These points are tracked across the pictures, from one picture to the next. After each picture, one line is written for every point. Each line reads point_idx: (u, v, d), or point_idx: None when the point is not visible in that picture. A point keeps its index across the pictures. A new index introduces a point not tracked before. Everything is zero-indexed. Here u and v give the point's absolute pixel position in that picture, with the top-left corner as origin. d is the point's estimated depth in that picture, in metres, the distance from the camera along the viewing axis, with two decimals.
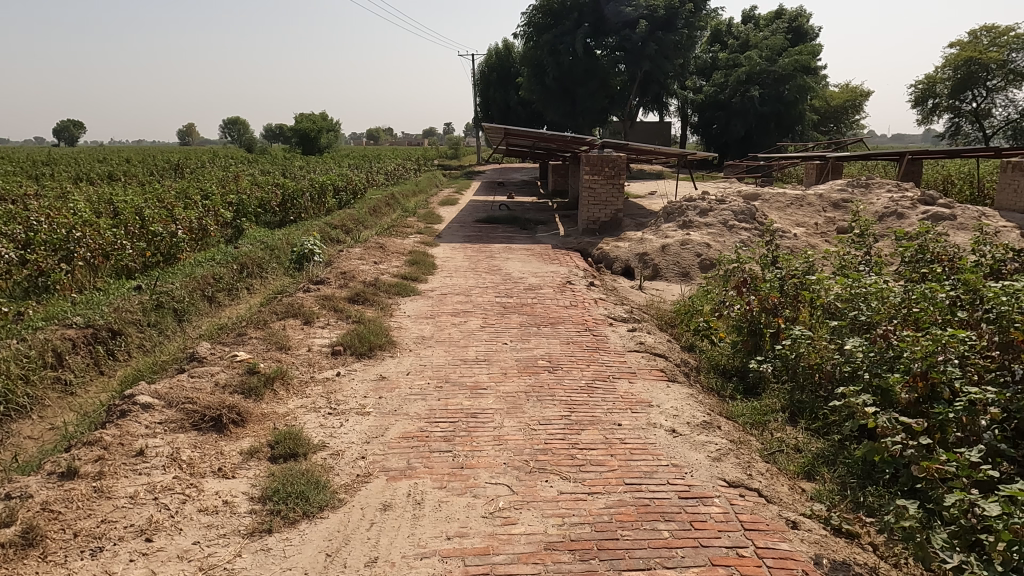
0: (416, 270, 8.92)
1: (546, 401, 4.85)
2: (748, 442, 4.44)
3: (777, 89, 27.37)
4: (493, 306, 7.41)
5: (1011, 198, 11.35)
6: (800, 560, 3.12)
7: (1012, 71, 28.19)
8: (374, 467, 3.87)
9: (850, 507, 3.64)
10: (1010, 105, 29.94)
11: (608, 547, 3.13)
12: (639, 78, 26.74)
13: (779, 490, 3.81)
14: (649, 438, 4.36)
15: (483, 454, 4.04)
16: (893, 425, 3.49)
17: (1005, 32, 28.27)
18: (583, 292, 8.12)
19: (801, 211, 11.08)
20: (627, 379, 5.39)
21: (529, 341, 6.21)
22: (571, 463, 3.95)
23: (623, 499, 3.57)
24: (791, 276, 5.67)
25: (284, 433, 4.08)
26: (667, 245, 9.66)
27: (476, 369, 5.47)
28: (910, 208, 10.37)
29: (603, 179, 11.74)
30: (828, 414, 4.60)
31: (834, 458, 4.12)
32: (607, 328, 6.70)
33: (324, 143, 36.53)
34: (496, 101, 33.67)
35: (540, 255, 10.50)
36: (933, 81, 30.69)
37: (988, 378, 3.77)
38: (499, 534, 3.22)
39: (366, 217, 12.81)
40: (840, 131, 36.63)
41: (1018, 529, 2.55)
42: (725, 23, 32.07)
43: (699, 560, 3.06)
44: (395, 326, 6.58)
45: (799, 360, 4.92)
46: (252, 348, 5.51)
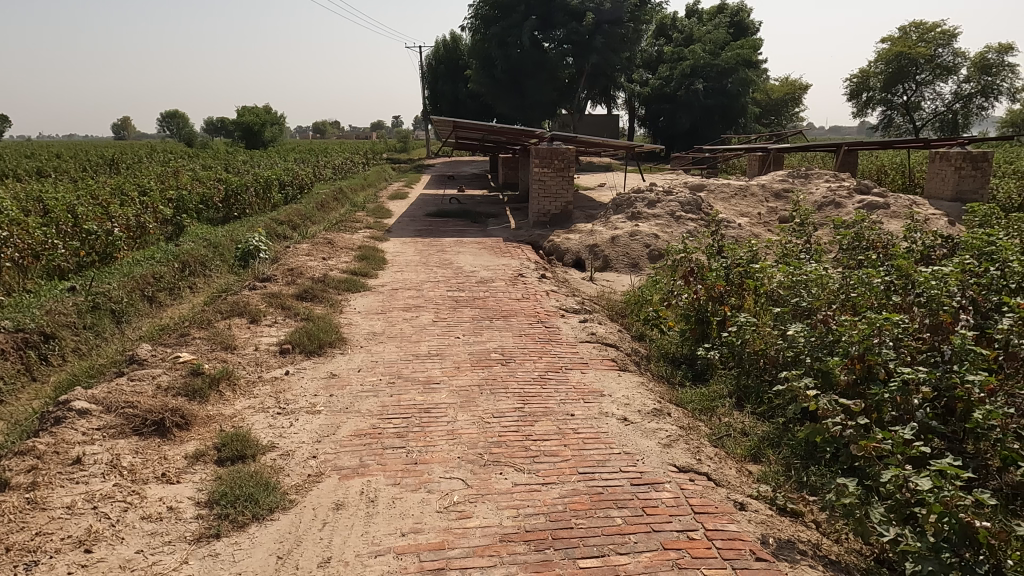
0: (365, 266, 8.80)
1: (498, 394, 4.87)
2: (697, 428, 4.55)
3: (720, 82, 28.01)
4: (445, 301, 7.36)
5: (939, 186, 11.87)
6: (747, 540, 3.22)
7: (939, 66, 29.80)
8: (325, 466, 3.81)
9: (794, 486, 3.80)
10: (937, 97, 31.48)
11: (563, 536, 3.17)
12: (587, 70, 26.89)
13: (727, 473, 3.92)
14: (601, 427, 4.42)
15: (437, 449, 4.01)
16: (833, 407, 3.65)
17: (933, 28, 29.64)
18: (533, 284, 8.17)
19: (745, 202, 11.36)
20: (579, 369, 5.45)
21: (481, 335, 6.20)
22: (524, 455, 3.97)
23: (577, 488, 3.61)
24: (736, 265, 5.86)
25: (230, 435, 3.97)
26: (616, 236, 9.77)
27: (428, 364, 5.43)
28: (847, 197, 10.73)
29: (553, 171, 11.78)
30: (772, 398, 4.78)
31: (778, 441, 4.28)
32: (559, 320, 6.75)
33: (267, 137, 35.64)
34: (445, 93, 33.17)
35: (491, 249, 10.49)
36: (867, 75, 31.91)
37: (920, 358, 4.01)
38: (453, 528, 3.22)
39: (314, 212, 12.52)
40: (780, 123, 37.73)
41: (947, 502, 2.70)
42: (669, 17, 32.59)
43: (651, 545, 3.11)
44: (345, 322, 6.48)
45: (744, 346, 5.07)
46: (195, 348, 5.34)
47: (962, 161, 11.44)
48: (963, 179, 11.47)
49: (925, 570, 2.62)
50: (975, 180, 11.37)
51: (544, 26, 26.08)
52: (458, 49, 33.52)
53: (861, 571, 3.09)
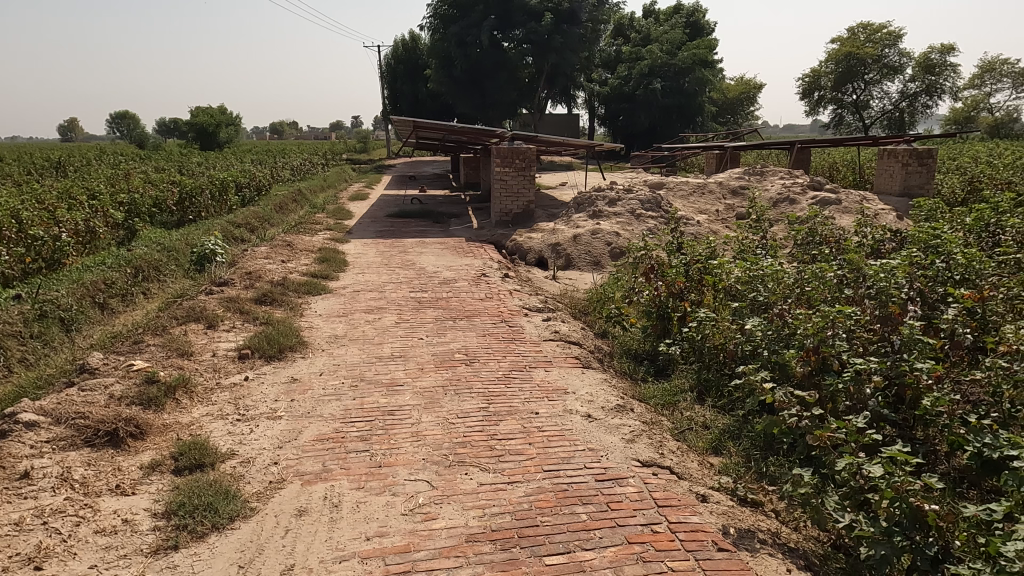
0: (326, 268, 8.68)
1: (462, 394, 4.85)
2: (659, 422, 4.62)
3: (677, 81, 28.62)
4: (408, 302, 7.31)
5: (888, 182, 12.25)
6: (710, 531, 3.28)
7: (886, 66, 30.77)
8: (287, 472, 3.75)
9: (754, 477, 3.90)
10: (885, 96, 32.55)
11: (529, 534, 3.18)
12: (546, 70, 26.98)
13: (689, 466, 3.99)
14: (566, 424, 4.44)
15: (401, 451, 3.99)
16: (789, 399, 3.75)
17: (880, 30, 30.45)
18: (496, 284, 8.17)
19: (703, 199, 11.55)
20: (543, 367, 5.48)
21: (444, 335, 6.18)
22: (489, 454, 3.97)
23: (542, 486, 3.62)
24: (695, 261, 5.97)
25: (188, 444, 3.88)
26: (578, 235, 9.84)
27: (392, 366, 5.39)
28: (801, 194, 11.01)
29: (514, 171, 11.79)
30: (732, 391, 4.89)
31: (738, 433, 4.38)
32: (522, 319, 6.76)
33: (222, 138, 34.90)
34: (405, 94, 33.00)
35: (453, 249, 10.45)
36: (818, 75, 32.77)
37: (871, 349, 4.15)
38: (419, 531, 3.20)
39: (272, 214, 12.30)
40: (736, 121, 38.49)
41: (898, 487, 2.80)
42: (626, 17, 32.93)
43: (616, 540, 3.15)
44: (306, 325, 6.38)
45: (704, 341, 5.17)
46: (149, 356, 5.19)
47: (909, 157, 11.85)
48: (910, 175, 11.87)
49: (879, 554, 2.71)
50: (921, 176, 11.79)
51: (503, 26, 26.02)
52: (417, 49, 33.28)
53: (818, 557, 3.18)
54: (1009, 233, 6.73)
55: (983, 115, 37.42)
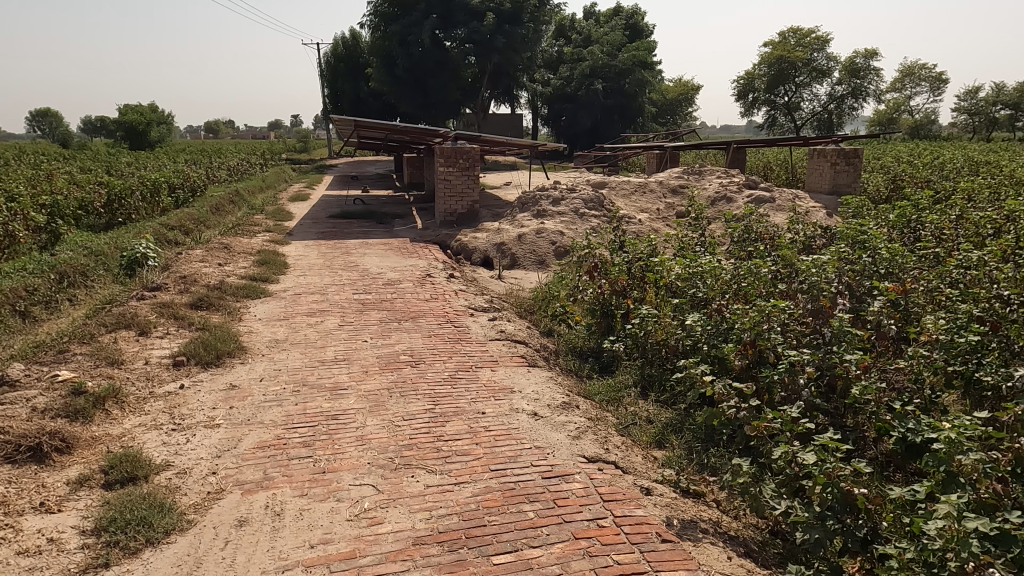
0: (266, 271, 8.46)
1: (408, 396, 4.81)
2: (604, 418, 4.68)
3: (619, 82, 29.04)
4: (352, 304, 7.20)
5: (818, 181, 12.75)
6: (653, 523, 3.34)
7: (815, 69, 32.11)
8: (226, 482, 3.63)
9: (696, 469, 4.03)
10: (815, 99, 33.94)
11: (476, 534, 3.17)
12: (489, 69, 26.99)
13: (634, 460, 4.07)
14: (512, 423, 4.46)
15: (346, 456, 3.92)
16: (727, 392, 3.86)
17: (808, 34, 31.83)
18: (441, 284, 8.12)
19: (644, 198, 11.79)
20: (489, 367, 5.48)
21: (389, 337, 6.11)
22: (436, 456, 3.95)
23: (489, 485, 3.62)
24: (637, 259, 6.14)
25: (119, 456, 3.71)
26: (523, 234, 9.89)
27: (335, 369, 5.30)
28: (737, 192, 11.35)
29: (458, 171, 11.75)
30: (674, 385, 5.02)
31: (681, 426, 4.51)
32: (468, 319, 6.75)
33: (154, 137, 33.59)
34: (347, 92, 32.19)
35: (397, 249, 10.35)
36: (752, 78, 33.90)
37: (804, 341, 4.32)
38: (365, 536, 3.16)
39: (207, 215, 11.90)
40: (675, 122, 39.42)
41: (830, 472, 2.92)
42: (567, 18, 33.23)
43: (563, 536, 3.17)
44: (245, 330, 6.21)
45: (647, 338, 5.30)
46: (76, 365, 4.95)
47: (837, 157, 12.33)
48: (838, 174, 12.35)
49: (813, 538, 2.82)
50: (848, 174, 12.27)
51: (444, 25, 25.89)
52: (357, 47, 32.74)
53: (756, 545, 3.30)
54: (929, 228, 7.10)
55: (904, 117, 39.51)
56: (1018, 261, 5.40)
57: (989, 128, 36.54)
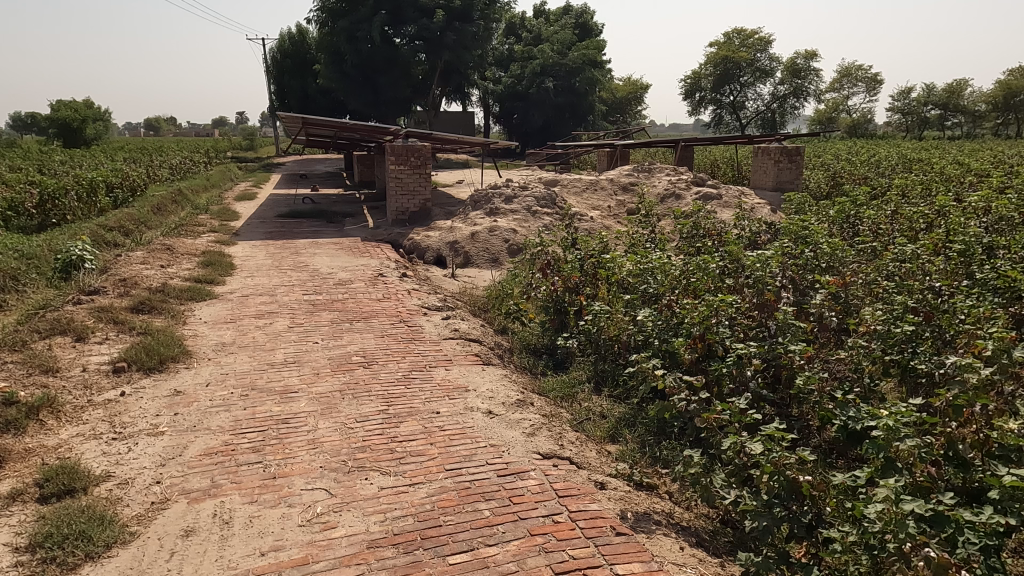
0: (212, 272, 8.22)
1: (361, 397, 4.74)
2: (559, 414, 4.72)
3: (568, 81, 29.51)
4: (301, 305, 7.06)
5: (763, 178, 13.10)
6: (608, 517, 3.38)
7: (758, 70, 33.08)
8: (171, 491, 3.52)
9: (649, 462, 4.11)
10: (758, 98, 34.95)
11: (431, 535, 3.15)
12: (439, 67, 26.83)
13: (588, 456, 4.11)
14: (467, 422, 4.44)
15: (297, 460, 3.85)
16: (678, 385, 3.94)
17: (752, 35, 32.70)
18: (394, 284, 8.03)
19: (596, 195, 11.91)
20: (443, 366, 5.45)
21: (341, 338, 6.02)
22: (390, 458, 3.91)
23: (444, 485, 3.61)
24: (589, 256, 6.21)
25: (55, 469, 3.54)
26: (476, 232, 9.86)
27: (285, 372, 5.18)
28: (685, 189, 11.57)
29: (409, 169, 11.64)
30: (626, 380, 5.10)
31: (633, 420, 4.58)
32: (421, 318, 6.70)
33: (89, 134, 32.24)
34: (294, 89, 31.43)
35: (348, 249, 10.19)
36: (698, 78, 34.65)
37: (751, 334, 4.45)
38: (318, 541, 3.10)
39: (148, 215, 11.48)
40: (625, 121, 39.94)
41: (777, 461, 3.00)
42: (517, 16, 33.26)
43: (518, 533, 3.18)
44: (190, 334, 6.02)
45: (600, 334, 5.36)
46: (7, 374, 4.71)
47: (780, 155, 12.67)
48: (782, 171, 12.70)
49: (761, 525, 2.90)
50: (791, 172, 12.62)
51: (394, 22, 25.64)
52: (304, 43, 32.07)
53: (706, 535, 3.38)
54: (866, 224, 7.40)
55: (843, 116, 41.03)
56: (948, 254, 5.68)
57: (920, 127, 38.20)
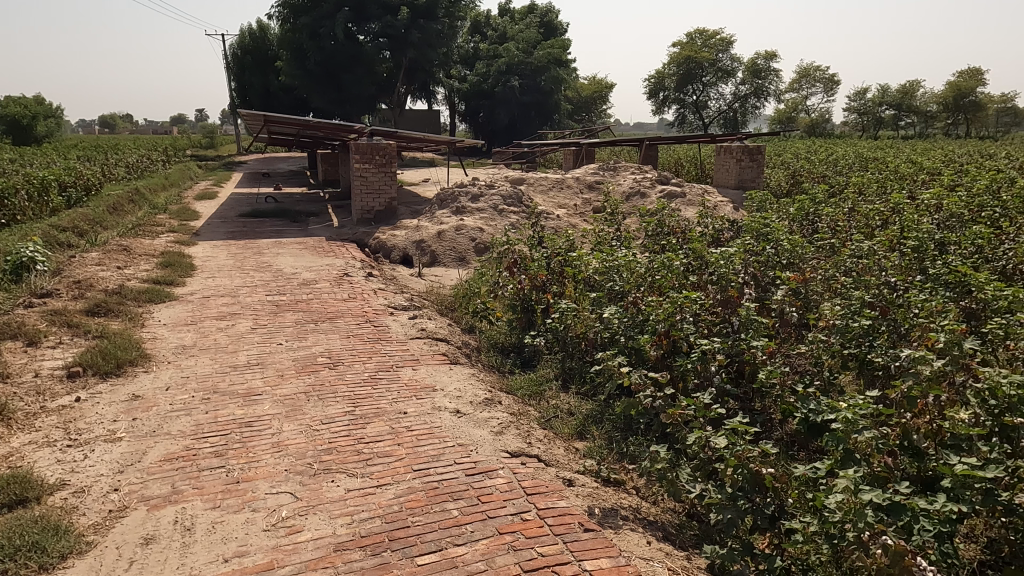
0: (171, 273, 8.03)
1: (327, 399, 4.68)
2: (526, 412, 4.73)
3: (534, 80, 29.60)
4: (265, 306, 6.94)
5: (725, 176, 13.31)
6: (576, 513, 3.40)
7: (720, 70, 33.62)
8: (129, 499, 3.42)
9: (616, 457, 4.15)
10: (720, 98, 35.52)
11: (399, 536, 3.13)
12: (404, 64, 26.64)
13: (556, 453, 4.13)
14: (434, 422, 4.42)
15: (261, 464, 3.78)
16: (644, 381, 3.98)
17: (714, 35, 33.22)
18: (360, 284, 7.95)
19: (562, 194, 11.96)
20: (410, 366, 5.41)
21: (306, 339, 5.93)
22: (357, 459, 3.87)
23: (412, 486, 3.59)
24: (555, 254, 6.25)
25: (5, 478, 3.41)
26: (443, 231, 9.82)
27: (248, 375, 5.09)
28: (650, 188, 11.70)
29: (374, 167, 11.53)
30: (593, 377, 5.14)
31: (601, 417, 4.62)
32: (388, 318, 6.64)
33: (41, 131, 31.24)
34: (255, 86, 30.87)
35: (313, 249, 10.05)
36: (662, 77, 35.01)
37: (714, 331, 4.52)
38: (283, 545, 3.05)
39: (104, 215, 11.16)
40: (591, 120, 40.19)
41: (740, 455, 3.05)
42: (482, 15, 33.19)
43: (487, 532, 3.18)
44: (149, 337, 5.86)
45: (567, 331, 5.40)
46: None
47: (742, 154, 12.88)
48: (744, 170, 12.93)
49: (726, 517, 2.96)
50: (753, 170, 12.86)
51: (357, 19, 25.37)
52: (265, 40, 31.52)
53: (673, 529, 3.42)
54: (825, 221, 7.58)
55: (802, 116, 41.96)
56: (903, 249, 5.85)
57: (876, 127, 39.25)
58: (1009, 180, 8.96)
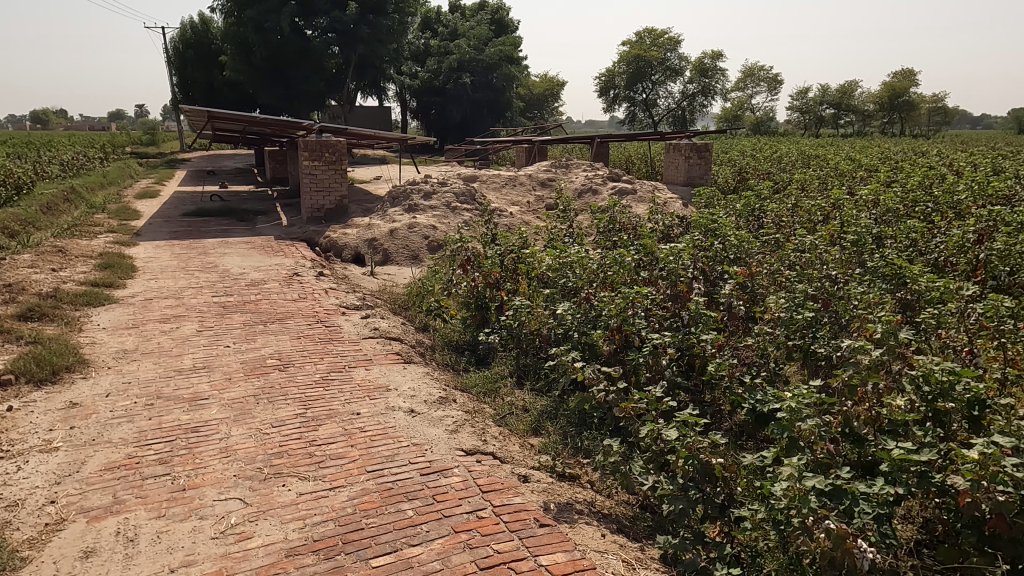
0: (111, 275, 7.72)
1: (277, 402, 4.58)
2: (481, 410, 4.73)
3: (486, 76, 29.55)
4: (211, 307, 6.75)
5: (674, 173, 13.55)
6: (532, 509, 3.42)
7: (669, 68, 34.21)
8: (67, 511, 3.28)
9: (570, 452, 4.19)
10: (669, 96, 36.15)
11: (353, 539, 3.09)
12: (354, 60, 26.26)
13: (511, 450, 4.14)
14: (388, 422, 4.37)
15: (209, 470, 3.68)
16: (597, 376, 4.03)
17: (662, 35, 33.82)
18: (310, 283, 7.81)
19: (515, 191, 11.97)
20: (363, 366, 5.34)
21: (254, 341, 5.79)
22: (308, 462, 3.80)
23: (366, 487, 3.54)
24: (509, 251, 6.26)
25: None
26: (395, 229, 9.73)
27: (194, 379, 4.94)
28: (602, 185, 11.84)
29: (324, 165, 11.34)
30: (548, 373, 5.18)
31: (555, 413, 4.65)
32: (339, 318, 6.54)
33: None
34: (199, 81, 29.94)
35: (261, 248, 9.81)
36: (612, 75, 35.40)
37: (665, 324, 4.62)
38: (232, 553, 2.97)
39: (36, 215, 10.65)
40: (543, 117, 40.36)
41: (692, 446, 3.12)
42: (433, 11, 32.96)
43: (442, 531, 3.16)
44: (87, 341, 5.63)
45: (521, 328, 5.42)
46: None
47: (691, 151, 13.14)
48: (692, 167, 13.19)
49: (678, 508, 3.03)
50: (701, 167, 13.13)
51: (304, 13, 24.86)
52: (208, 33, 30.58)
53: (626, 521, 3.47)
54: (770, 216, 7.80)
55: (747, 115, 43.05)
56: (843, 243, 6.07)
57: (817, 125, 40.58)
58: (940, 177, 9.39)
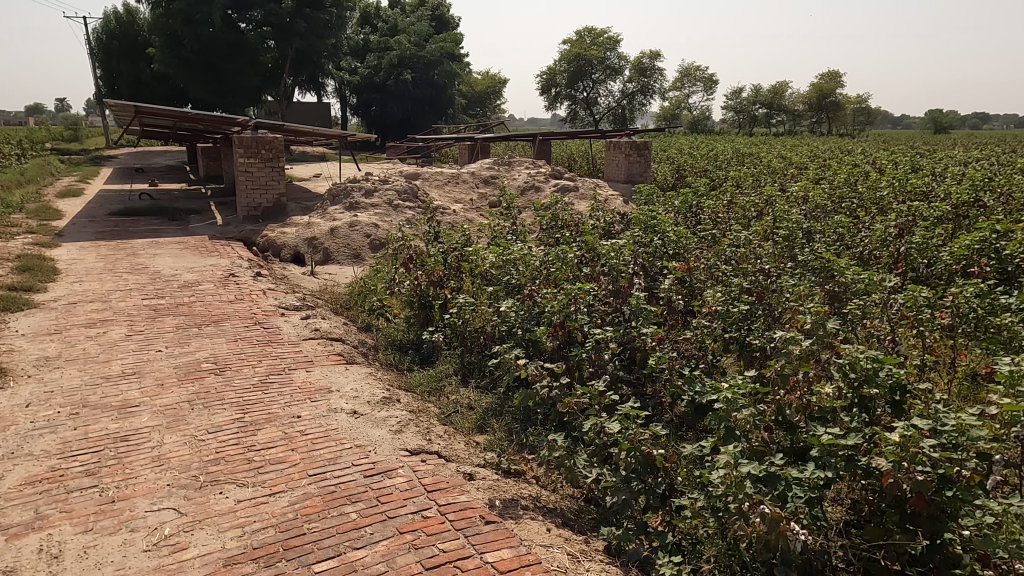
0: (30, 278, 7.30)
1: (213, 407, 4.43)
2: (426, 409, 4.69)
3: (427, 73, 29.31)
4: (141, 310, 6.47)
5: (616, 171, 13.76)
6: (477, 507, 3.41)
7: (609, 68, 34.68)
8: None
9: (516, 449, 4.21)
10: (609, 95, 36.66)
11: (294, 545, 3.02)
12: (290, 55, 25.63)
13: (456, 448, 4.12)
14: (330, 424, 4.29)
15: (140, 480, 3.52)
16: (540, 372, 4.04)
17: (601, 35, 34.29)
18: (248, 284, 7.59)
19: (457, 188, 11.92)
20: (304, 368, 5.22)
21: (188, 345, 5.57)
22: (247, 468, 3.69)
23: (307, 492, 3.46)
24: (452, 249, 6.21)
25: None
26: (335, 227, 9.55)
27: (123, 386, 4.72)
28: (544, 182, 11.92)
29: (259, 162, 11.01)
30: (492, 370, 5.20)
31: (500, 410, 4.66)
32: (279, 319, 6.38)
33: None
34: (124, 74, 28.62)
35: (194, 248, 9.46)
36: (553, 74, 35.66)
37: (606, 320, 4.73)
38: (166, 565, 2.86)
39: None
40: (485, 114, 40.31)
41: (633, 438, 3.18)
42: (372, 6, 32.45)
43: (387, 533, 3.13)
44: (4, 349, 5.31)
45: (465, 326, 5.42)
46: None
47: (631, 149, 13.35)
48: (632, 164, 13.41)
49: (620, 499, 3.08)
50: (640, 165, 13.36)
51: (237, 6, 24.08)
52: (133, 25, 29.25)
53: (571, 514, 3.51)
54: (707, 213, 8.00)
55: (685, 114, 44.06)
56: (776, 238, 6.28)
57: (750, 125, 41.88)
58: (864, 175, 9.84)
